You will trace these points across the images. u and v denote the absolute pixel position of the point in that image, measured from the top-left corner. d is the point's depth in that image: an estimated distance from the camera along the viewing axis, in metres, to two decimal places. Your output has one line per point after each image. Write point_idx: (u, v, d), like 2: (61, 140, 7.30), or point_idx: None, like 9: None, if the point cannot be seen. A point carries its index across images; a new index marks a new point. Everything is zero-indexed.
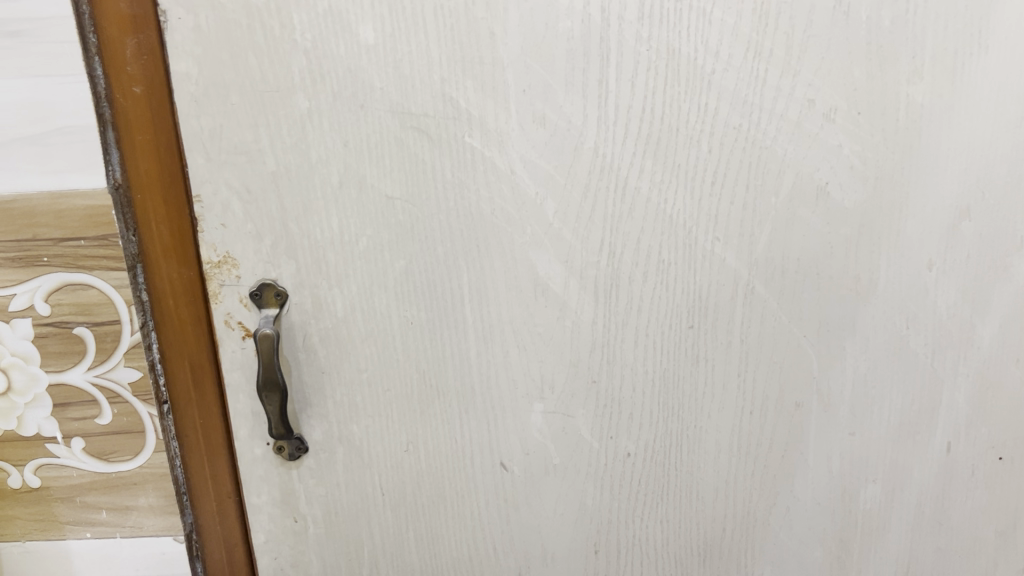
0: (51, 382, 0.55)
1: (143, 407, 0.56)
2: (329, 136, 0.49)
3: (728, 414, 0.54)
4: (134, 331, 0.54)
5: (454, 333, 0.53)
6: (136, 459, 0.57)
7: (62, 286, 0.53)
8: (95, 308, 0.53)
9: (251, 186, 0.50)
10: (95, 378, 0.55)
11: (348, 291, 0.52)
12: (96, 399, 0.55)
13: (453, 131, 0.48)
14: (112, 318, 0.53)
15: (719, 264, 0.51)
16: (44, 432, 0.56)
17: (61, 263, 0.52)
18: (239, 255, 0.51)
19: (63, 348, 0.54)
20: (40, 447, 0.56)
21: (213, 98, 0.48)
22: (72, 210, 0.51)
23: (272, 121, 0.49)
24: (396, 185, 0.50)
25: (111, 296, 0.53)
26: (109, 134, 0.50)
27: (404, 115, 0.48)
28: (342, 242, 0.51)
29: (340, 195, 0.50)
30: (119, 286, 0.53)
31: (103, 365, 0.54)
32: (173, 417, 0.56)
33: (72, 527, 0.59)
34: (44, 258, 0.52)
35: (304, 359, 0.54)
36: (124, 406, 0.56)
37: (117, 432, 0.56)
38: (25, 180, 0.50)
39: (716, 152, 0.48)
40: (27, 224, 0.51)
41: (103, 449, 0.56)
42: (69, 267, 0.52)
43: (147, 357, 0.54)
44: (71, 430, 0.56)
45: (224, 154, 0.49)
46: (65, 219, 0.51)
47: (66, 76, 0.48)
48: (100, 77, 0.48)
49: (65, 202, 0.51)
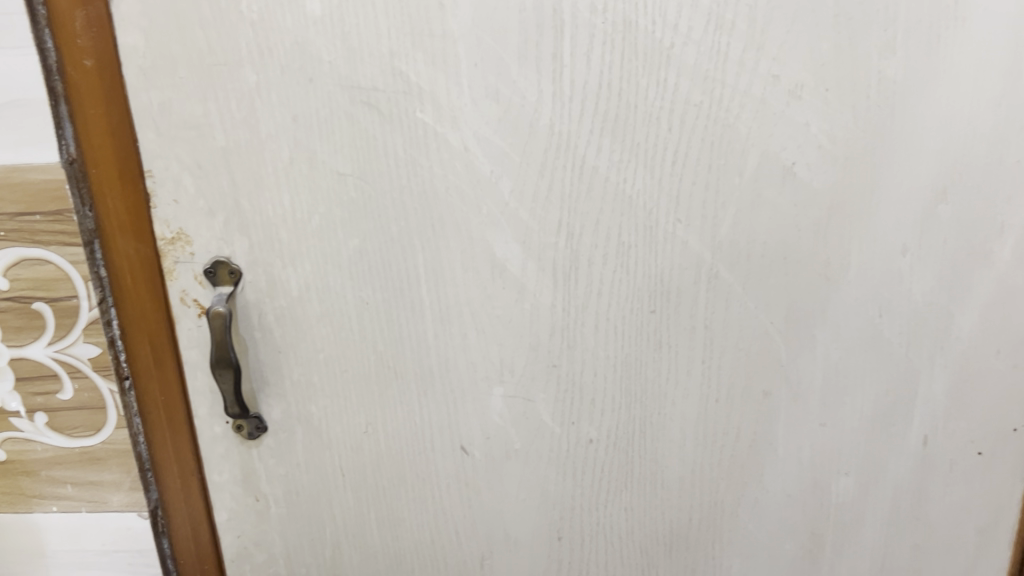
0: (12, 357, 0.55)
1: (104, 383, 0.55)
2: (278, 111, 0.47)
3: (693, 402, 0.52)
4: (92, 308, 0.53)
5: (411, 314, 0.52)
6: (99, 435, 0.57)
7: (20, 261, 0.52)
8: (53, 283, 0.53)
9: (201, 161, 0.49)
10: (55, 354, 0.55)
11: (302, 270, 0.51)
12: (58, 374, 0.55)
13: (405, 106, 0.47)
14: (69, 294, 0.53)
15: (682, 247, 0.49)
16: (7, 406, 0.56)
17: (18, 237, 0.52)
18: (193, 232, 0.51)
19: (23, 323, 0.54)
20: (5, 421, 0.57)
21: (161, 71, 0.47)
22: (27, 184, 0.50)
23: (220, 95, 0.47)
24: (348, 161, 0.49)
25: (68, 272, 0.52)
26: (62, 108, 0.49)
27: (354, 89, 0.47)
28: (294, 219, 0.50)
29: (291, 172, 0.49)
30: (75, 262, 0.52)
31: (63, 340, 0.54)
32: (135, 393, 0.56)
33: (39, 501, 0.59)
34: (1, 232, 0.52)
35: (260, 338, 0.53)
36: (84, 382, 0.55)
37: (79, 407, 0.56)
38: None
39: (676, 130, 0.46)
40: None
41: (67, 423, 0.56)
42: (26, 242, 0.52)
43: (106, 333, 0.54)
44: (34, 404, 0.56)
45: (174, 129, 0.48)
46: (21, 193, 0.51)
47: (15, 48, 0.48)
48: (51, 49, 0.48)
49: (20, 176, 0.50)
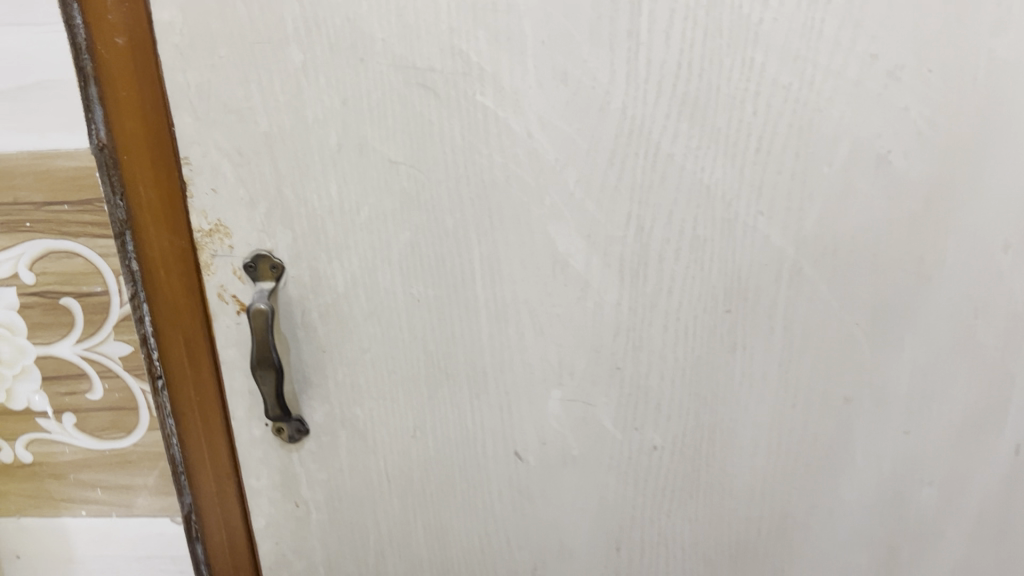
0: (39, 355, 0.52)
1: (135, 383, 0.52)
2: (326, 94, 0.44)
3: (766, 407, 0.49)
4: (123, 304, 0.50)
5: (465, 312, 0.48)
6: (130, 437, 0.54)
7: (47, 254, 0.49)
8: (82, 277, 0.50)
9: (242, 148, 0.45)
10: (84, 352, 0.51)
11: (349, 264, 0.48)
12: (87, 373, 0.52)
13: (463, 88, 0.43)
14: (99, 289, 0.50)
15: (762, 242, 0.45)
16: (34, 406, 0.53)
17: (45, 228, 0.49)
18: (232, 224, 0.47)
19: (50, 319, 0.51)
20: (31, 422, 0.54)
21: (198, 50, 0.43)
22: (55, 172, 0.47)
23: (264, 76, 0.44)
24: (401, 148, 0.45)
25: (97, 266, 0.49)
26: (92, 90, 0.45)
27: (409, 70, 0.43)
28: (342, 210, 0.46)
29: (339, 160, 0.45)
30: (105, 255, 0.49)
31: (92, 337, 0.51)
32: (168, 393, 0.53)
33: (67, 505, 0.56)
34: (27, 223, 0.49)
35: (302, 337, 0.50)
36: (115, 381, 0.52)
37: (110, 408, 0.53)
38: (5, 139, 0.47)
39: (761, 114, 0.43)
40: (9, 186, 0.48)
41: (96, 425, 0.53)
42: (54, 233, 0.49)
43: (137, 330, 0.51)
44: (62, 405, 0.53)
45: (213, 113, 0.45)
46: (49, 181, 0.48)
47: (42, 25, 0.44)
48: (80, 26, 0.44)
49: (47, 163, 0.47)
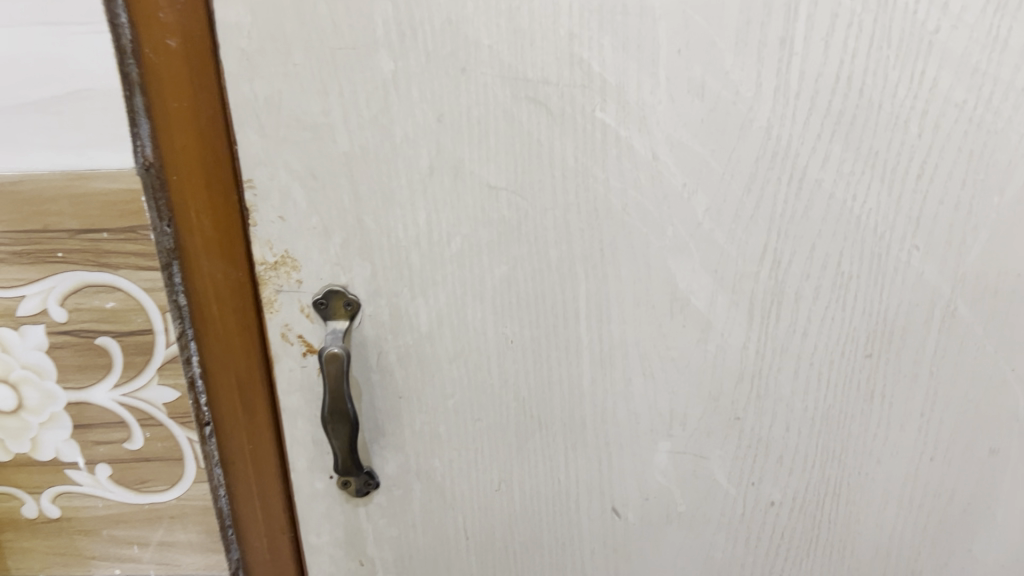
0: (70, 401, 0.45)
1: (183, 433, 0.46)
2: (419, 108, 0.37)
3: (902, 460, 0.44)
4: (171, 344, 0.44)
5: (565, 356, 0.42)
6: (173, 490, 0.47)
7: (82, 288, 0.43)
8: (123, 315, 0.43)
9: (317, 169, 0.39)
10: (121, 398, 0.45)
11: (435, 301, 0.42)
12: (125, 421, 0.46)
13: (581, 103, 0.37)
14: (143, 328, 0.43)
15: (916, 279, 0.40)
16: (63, 457, 0.47)
17: (79, 259, 0.42)
18: (301, 255, 0.41)
19: (84, 360, 0.44)
20: (59, 474, 0.47)
21: (269, 56, 0.37)
22: (92, 195, 0.40)
23: (347, 87, 0.37)
24: (503, 171, 0.39)
25: (141, 302, 0.43)
26: (138, 100, 0.39)
27: (518, 82, 0.37)
28: (430, 240, 0.40)
29: (430, 183, 0.39)
30: (150, 289, 0.42)
31: (132, 382, 0.45)
32: (217, 442, 0.46)
33: (99, 563, 0.50)
34: (59, 253, 0.42)
35: (377, 382, 0.43)
36: (158, 431, 0.46)
37: (150, 459, 0.47)
38: (35, 157, 0.40)
39: (927, 136, 0.37)
40: (36, 211, 0.41)
41: (135, 477, 0.47)
42: (90, 265, 0.42)
43: (185, 373, 0.44)
44: (95, 455, 0.47)
45: (284, 129, 0.38)
46: (85, 206, 0.41)
47: (81, 24, 0.37)
48: (125, 25, 0.37)
49: (84, 185, 0.40)
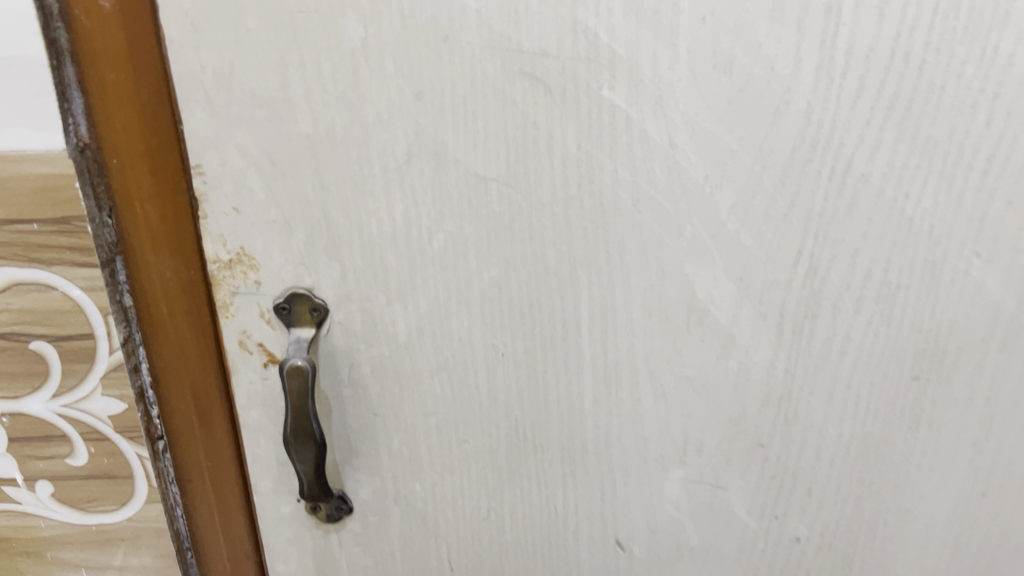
0: (5, 412, 0.40)
1: (131, 448, 0.40)
2: (394, 84, 0.32)
3: (948, 494, 0.39)
4: (114, 351, 0.38)
5: (564, 371, 0.37)
6: (122, 511, 0.42)
7: (13, 286, 0.37)
8: (59, 318, 0.38)
9: (276, 154, 0.33)
10: (62, 409, 0.40)
11: (414, 308, 0.36)
12: (67, 434, 0.40)
13: (585, 79, 0.31)
14: (82, 333, 0.38)
15: (975, 291, 0.34)
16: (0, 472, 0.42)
17: (10, 254, 0.37)
18: (260, 253, 0.35)
19: (17, 367, 0.39)
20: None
21: (216, 20, 0.31)
22: (20, 182, 0.35)
23: (308, 58, 0.31)
24: (492, 160, 0.33)
25: (79, 302, 0.37)
26: (68, 71, 0.33)
27: (510, 54, 0.31)
28: (408, 239, 0.35)
29: (408, 172, 0.33)
30: (89, 289, 0.37)
31: (72, 394, 0.39)
32: (172, 458, 0.41)
33: None
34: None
35: (348, 397, 0.38)
36: (103, 447, 0.41)
37: (96, 476, 0.41)
38: None
39: (997, 124, 0.31)
40: None
41: (80, 495, 0.42)
42: (21, 260, 0.37)
43: (132, 384, 0.39)
44: (36, 471, 0.42)
45: (236, 106, 0.32)
46: (12, 194, 0.35)
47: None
48: None
49: (9, 169, 0.35)
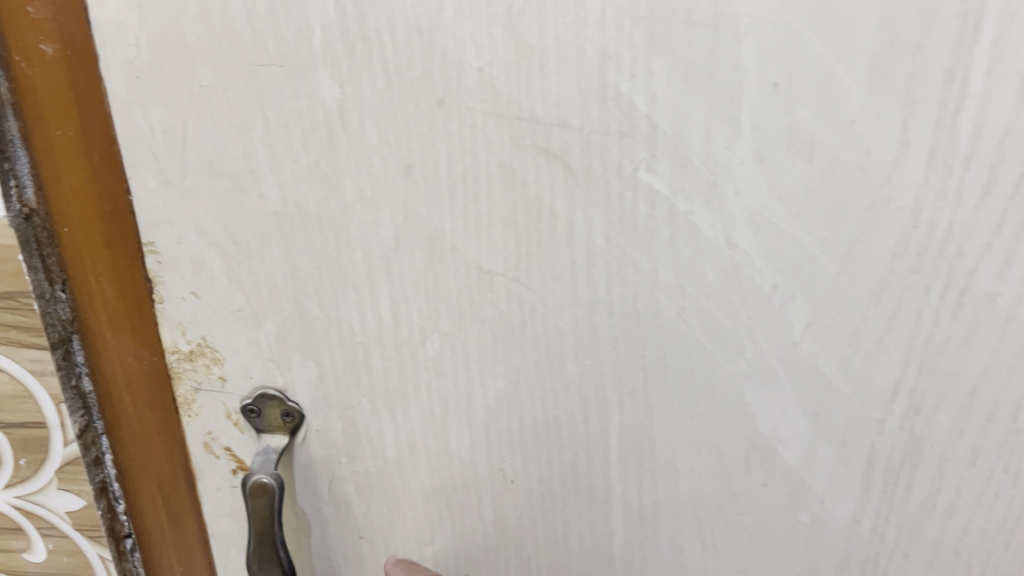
0: None
1: (92, 548, 0.34)
2: (378, 155, 0.25)
3: None
4: (69, 442, 0.31)
5: (588, 506, 0.30)
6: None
7: None
8: (8, 401, 0.31)
9: (239, 234, 0.27)
10: (15, 500, 0.33)
11: (405, 419, 0.30)
12: (22, 527, 0.34)
13: (617, 158, 0.24)
14: (33, 422, 0.31)
15: None
16: None
17: None
18: (225, 346, 0.29)
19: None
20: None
21: (166, 74, 0.25)
22: None
23: (274, 122, 0.25)
24: (499, 251, 0.26)
25: (28, 388, 0.31)
26: (10, 125, 0.27)
27: (520, 123, 0.24)
28: (397, 339, 0.28)
29: (395, 261, 0.27)
30: (38, 373, 0.30)
31: (27, 484, 0.33)
32: (141, 557, 0.35)
33: None
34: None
35: (330, 515, 0.32)
36: (63, 545, 0.34)
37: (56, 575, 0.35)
38: None
39: None
40: None
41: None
42: None
43: (92, 478, 0.32)
44: None
45: (191, 176, 0.27)
46: None
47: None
48: None
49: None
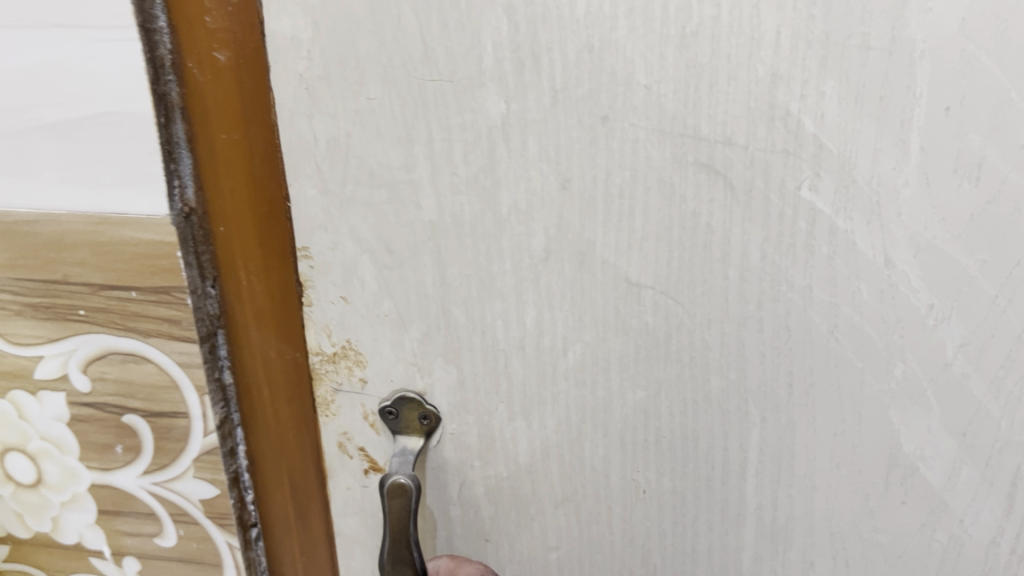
0: (94, 483, 0.35)
1: (221, 535, 0.34)
2: (537, 169, 0.26)
3: None
4: (209, 432, 0.32)
5: (719, 518, 0.30)
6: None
7: (107, 355, 0.32)
8: (154, 392, 0.32)
9: (393, 242, 0.28)
10: (150, 486, 0.34)
11: (541, 426, 0.30)
12: (156, 513, 0.35)
13: (779, 176, 0.24)
14: (177, 412, 0.32)
15: None
16: (87, 543, 0.36)
17: (103, 321, 0.31)
18: (369, 350, 0.30)
19: (107, 440, 0.34)
20: (83, 562, 0.37)
21: (335, 87, 0.26)
22: (119, 243, 0.30)
23: (437, 135, 0.26)
24: (650, 264, 0.26)
25: (174, 378, 0.32)
26: (178, 130, 0.28)
27: (684, 140, 0.25)
28: (539, 348, 0.29)
29: (544, 272, 0.27)
30: (186, 365, 0.31)
31: (165, 472, 0.34)
32: (264, 547, 0.35)
33: None
34: (80, 310, 0.31)
35: (457, 518, 0.33)
36: (195, 530, 0.35)
37: (186, 559, 0.35)
38: (53, 198, 0.30)
39: None
40: (55, 258, 0.31)
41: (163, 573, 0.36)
42: (115, 328, 0.31)
43: (226, 469, 0.33)
44: (123, 547, 0.36)
45: (351, 185, 0.28)
46: (111, 256, 0.30)
47: (109, 28, 0.27)
48: (163, 31, 0.27)
49: (108, 232, 0.30)
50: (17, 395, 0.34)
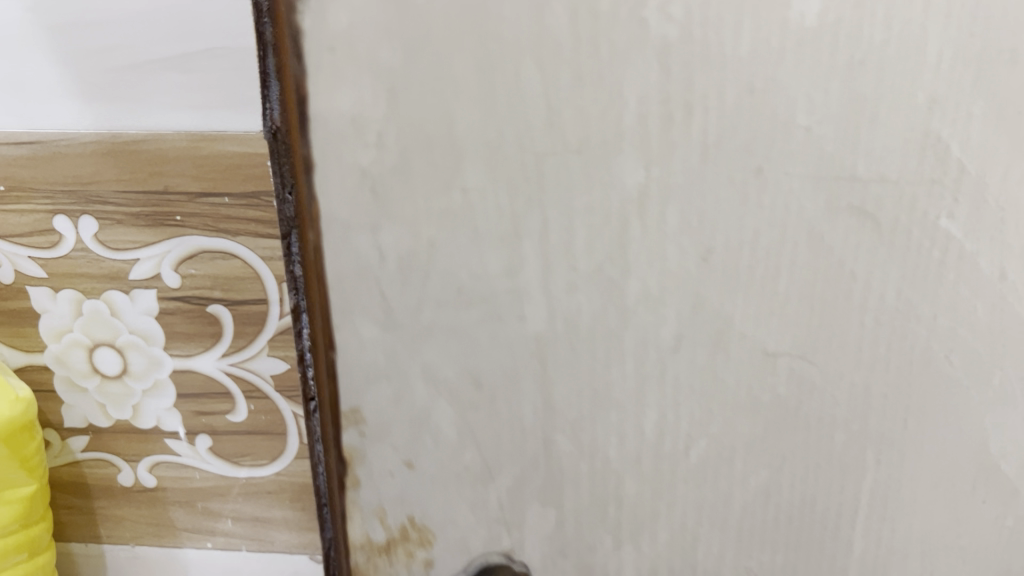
0: (179, 370, 0.33)
1: (287, 407, 0.33)
2: (677, 242, 0.22)
3: None
4: (283, 314, 0.32)
5: None
6: (273, 465, 0.35)
7: (198, 253, 0.31)
8: (239, 283, 0.31)
9: (483, 373, 0.23)
10: (228, 368, 0.33)
11: (649, 543, 0.26)
12: (231, 392, 0.34)
13: (923, 209, 0.22)
14: (257, 301, 0.31)
15: None
16: (164, 427, 0.35)
17: (194, 224, 0.30)
18: (440, 520, 0.25)
19: (192, 328, 0.32)
20: (156, 445, 0.35)
21: (421, 182, 0.21)
22: (216, 156, 0.28)
23: (555, 224, 0.22)
24: (790, 331, 0.23)
25: (258, 271, 0.31)
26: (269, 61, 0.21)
27: (838, 182, 0.21)
28: (658, 454, 0.25)
29: (672, 364, 0.23)
30: (268, 258, 0.30)
31: (240, 351, 0.32)
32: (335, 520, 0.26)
33: (190, 534, 0.37)
34: (176, 216, 0.30)
35: None
36: (263, 404, 0.34)
37: (258, 433, 0.34)
38: (159, 116, 0.28)
39: None
40: (153, 166, 0.29)
41: (235, 449, 0.35)
42: (205, 231, 0.30)
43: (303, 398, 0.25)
44: (197, 425, 0.34)
45: (435, 305, 0.23)
46: (205, 166, 0.29)
47: None
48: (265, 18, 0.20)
49: (207, 147, 0.28)
50: (103, 294, 0.32)
